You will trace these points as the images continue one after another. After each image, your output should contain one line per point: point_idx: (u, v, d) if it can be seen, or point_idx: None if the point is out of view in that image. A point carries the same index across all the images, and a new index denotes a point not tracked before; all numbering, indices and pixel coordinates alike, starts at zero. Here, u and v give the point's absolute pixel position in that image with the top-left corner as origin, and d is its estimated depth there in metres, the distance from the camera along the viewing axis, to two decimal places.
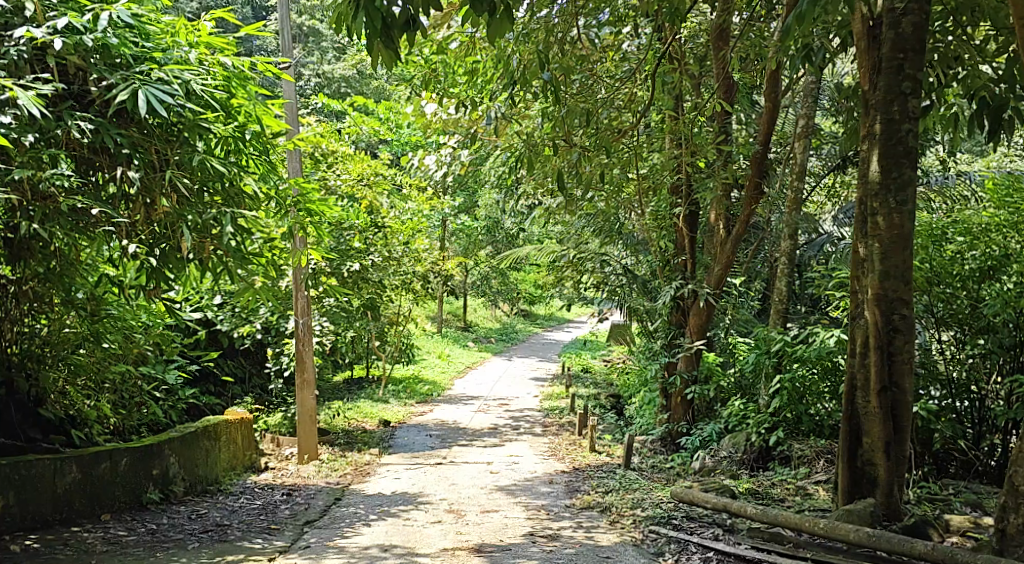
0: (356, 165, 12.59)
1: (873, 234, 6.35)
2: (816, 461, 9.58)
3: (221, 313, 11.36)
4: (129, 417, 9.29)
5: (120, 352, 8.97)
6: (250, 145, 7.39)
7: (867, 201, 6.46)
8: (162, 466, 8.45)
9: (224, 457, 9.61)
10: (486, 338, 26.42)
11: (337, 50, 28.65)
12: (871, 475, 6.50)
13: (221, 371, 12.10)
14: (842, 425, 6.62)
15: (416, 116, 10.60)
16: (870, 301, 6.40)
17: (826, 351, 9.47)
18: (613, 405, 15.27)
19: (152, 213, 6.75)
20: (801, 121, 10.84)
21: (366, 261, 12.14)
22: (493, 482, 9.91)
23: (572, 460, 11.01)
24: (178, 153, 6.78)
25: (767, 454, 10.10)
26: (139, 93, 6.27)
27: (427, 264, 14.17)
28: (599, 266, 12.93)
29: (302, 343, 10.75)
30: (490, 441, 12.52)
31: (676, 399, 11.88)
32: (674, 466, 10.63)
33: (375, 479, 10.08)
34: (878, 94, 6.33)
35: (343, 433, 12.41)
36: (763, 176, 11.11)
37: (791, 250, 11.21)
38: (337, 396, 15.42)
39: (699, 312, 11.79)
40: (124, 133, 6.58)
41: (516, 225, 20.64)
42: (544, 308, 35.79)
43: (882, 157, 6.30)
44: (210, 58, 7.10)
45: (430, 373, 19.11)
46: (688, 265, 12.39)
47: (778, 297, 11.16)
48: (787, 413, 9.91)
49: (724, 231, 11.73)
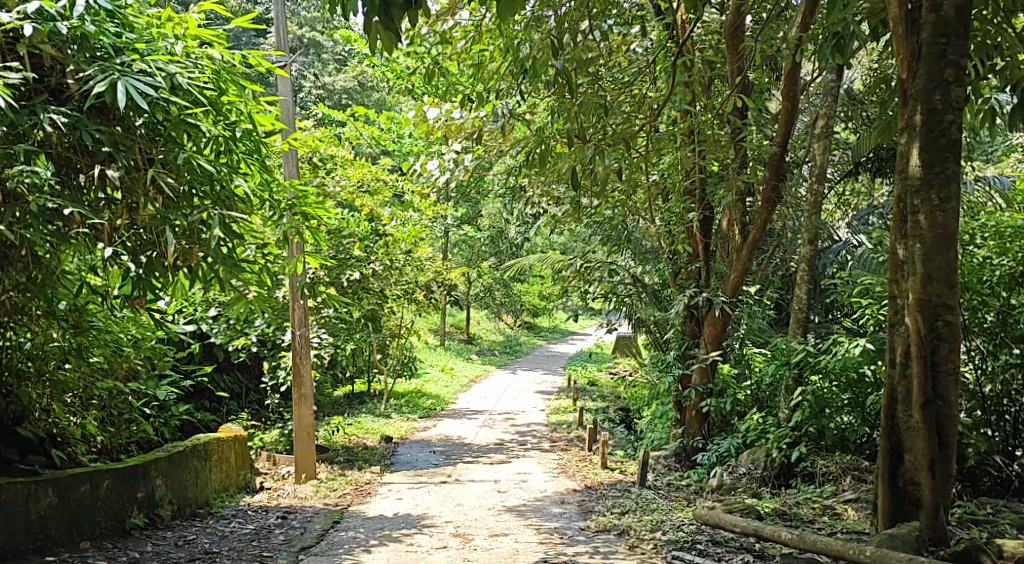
0: (356, 170, 12.07)
1: (914, 234, 5.87)
2: (843, 478, 9.10)
3: (215, 326, 10.78)
4: (118, 435, 8.91)
5: (108, 367, 8.63)
6: (240, 144, 6.79)
7: (907, 198, 5.97)
8: (148, 489, 7.95)
9: (216, 478, 9.12)
10: (490, 351, 25.94)
11: (338, 62, 28.29)
12: (914, 496, 5.97)
13: (216, 387, 11.66)
14: (880, 443, 6.10)
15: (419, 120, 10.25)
16: (911, 307, 5.92)
17: (852, 361, 8.99)
18: (623, 418, 14.77)
19: (135, 217, 6.35)
20: (821, 122, 10.24)
21: (367, 270, 11.70)
22: (501, 502, 9.40)
23: (583, 477, 10.52)
24: (160, 151, 6.30)
25: (788, 471, 9.67)
26: (118, 84, 5.81)
27: (430, 273, 13.71)
28: (608, 275, 12.33)
29: (299, 355, 10.25)
30: (497, 457, 12.01)
31: (691, 413, 11.38)
32: (690, 483, 10.12)
33: (376, 500, 9.57)
34: (917, 83, 5.85)
35: (344, 450, 11.91)
36: (782, 178, 10.53)
37: (811, 256, 10.77)
38: (338, 411, 14.95)
39: (714, 321, 11.27)
40: (104, 130, 6.11)
41: (521, 235, 20.17)
42: (548, 320, 35.34)
43: (923, 151, 5.82)
44: (197, 51, 6.64)
45: (433, 387, 18.63)
46: (702, 272, 11.97)
47: (797, 305, 10.61)
48: (809, 427, 9.48)
49: (739, 237, 11.22)
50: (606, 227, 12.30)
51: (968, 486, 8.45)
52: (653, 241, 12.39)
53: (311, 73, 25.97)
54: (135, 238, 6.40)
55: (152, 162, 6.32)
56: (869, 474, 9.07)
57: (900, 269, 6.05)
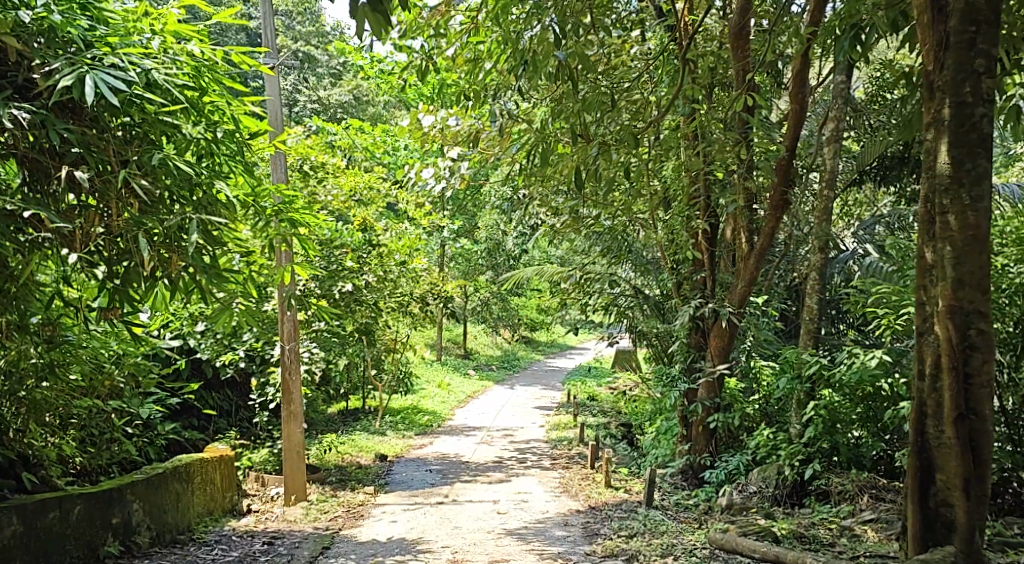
0: (349, 178, 11.69)
1: (943, 235, 5.45)
2: (859, 496, 8.68)
3: (202, 341, 10.40)
4: (98, 456, 8.66)
5: (88, 385, 8.35)
6: (222, 146, 6.31)
7: (934, 198, 5.56)
8: (123, 515, 7.51)
9: (200, 501, 8.69)
10: (487, 366, 25.49)
11: (333, 76, 27.97)
12: (948, 518, 5.54)
13: (204, 405, 11.25)
14: (909, 462, 5.67)
15: (414, 129, 10.07)
16: (940, 314, 5.50)
17: (867, 373, 8.58)
18: (625, 434, 14.32)
19: (109, 224, 5.88)
20: (831, 125, 9.79)
21: (360, 281, 11.26)
22: (501, 525, 8.98)
23: (586, 497, 10.07)
24: (134, 152, 5.89)
25: (802, 489, 9.27)
26: (86, 78, 5.44)
27: (425, 285, 13.29)
28: (608, 286, 12.05)
29: (288, 370, 9.82)
30: (495, 476, 11.57)
31: (697, 428, 10.95)
32: (698, 502, 9.68)
33: (369, 523, 9.13)
34: (944, 74, 5.44)
35: (336, 470, 11.46)
36: (791, 183, 10.11)
37: (823, 264, 10.12)
38: (331, 428, 14.50)
39: (721, 333, 10.81)
40: (73, 129, 5.72)
41: (517, 247, 19.78)
42: (546, 335, 34.85)
43: (953, 148, 5.40)
44: (176, 47, 6.21)
45: (430, 403, 18.16)
46: (707, 283, 11.54)
47: (807, 315, 10.11)
48: (822, 443, 9.08)
49: (746, 246, 10.77)
50: (606, 236, 11.92)
51: (990, 505, 8.04)
52: (657, 251, 11.98)
53: (306, 87, 25.68)
54: (107, 249, 5.92)
55: (126, 164, 5.90)
56: (887, 492, 8.65)
57: (929, 274, 5.62)
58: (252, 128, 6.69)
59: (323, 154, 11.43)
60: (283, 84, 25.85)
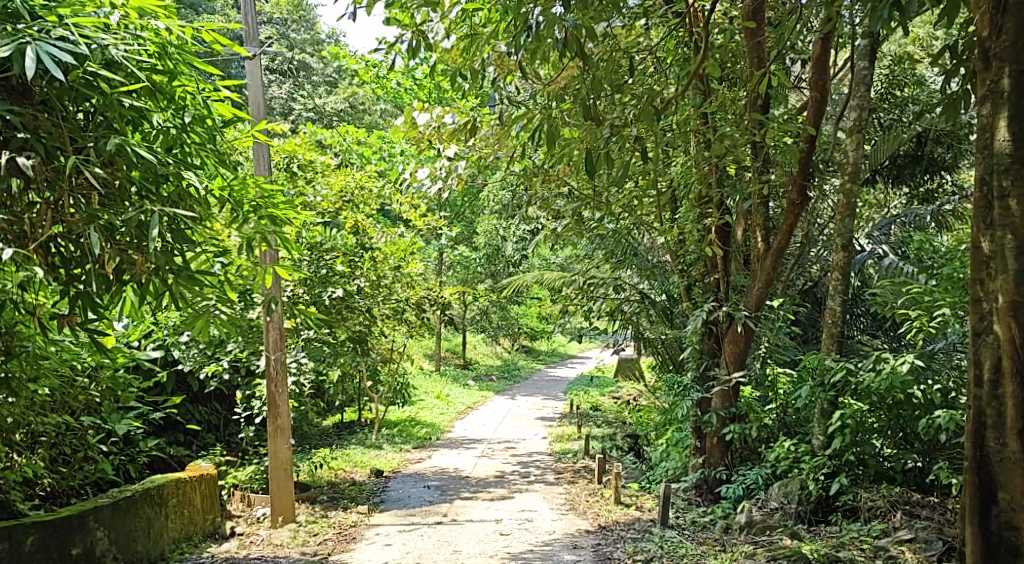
0: (338, 178, 10.97)
1: (1004, 222, 4.83)
2: (892, 513, 8.05)
3: (185, 351, 9.86)
4: (71, 476, 8.24)
5: (61, 401, 7.94)
6: (192, 131, 5.64)
7: (990, 180, 4.95)
8: (85, 544, 7.03)
9: (176, 525, 8.14)
10: (487, 376, 24.85)
11: (329, 85, 27.45)
12: (1011, 543, 4.88)
13: (189, 420, 10.62)
14: (967, 480, 5.02)
15: (407, 127, 9.49)
16: (1000, 311, 4.87)
17: (898, 380, 8.00)
18: (631, 446, 13.67)
19: (65, 221, 5.27)
20: (853, 114, 9.12)
21: (351, 287, 10.65)
22: (505, 548, 8.39)
23: (595, 516, 9.44)
24: (91, 138, 5.25)
25: (827, 505, 8.63)
26: (28, 51, 4.86)
27: (421, 291, 12.65)
28: (613, 292, 11.37)
29: (274, 382, 9.18)
30: (497, 492, 10.92)
31: (711, 440, 10.31)
32: (716, 520, 9.05)
33: (362, 546, 8.54)
34: (1002, 41, 4.83)
35: (329, 488, 10.81)
36: (810, 176, 9.43)
37: (846, 264, 9.37)
38: (325, 442, 13.87)
39: (736, 338, 10.17)
40: (18, 112, 5.11)
41: (517, 253, 19.16)
42: (546, 344, 34.22)
43: (1011, 125, 4.80)
44: (138, 23, 5.57)
45: (428, 415, 17.51)
46: (721, 285, 10.80)
47: (830, 319, 9.41)
48: (849, 456, 8.46)
49: (762, 244, 10.06)
50: (612, 239, 11.30)
51: None
52: (665, 253, 11.37)
53: (301, 95, 25.06)
54: (59, 250, 5.33)
55: (83, 152, 5.28)
56: (922, 508, 8.02)
57: (986, 265, 4.98)
58: (227, 114, 5.99)
59: (311, 152, 10.67)
60: (277, 92, 25.24)
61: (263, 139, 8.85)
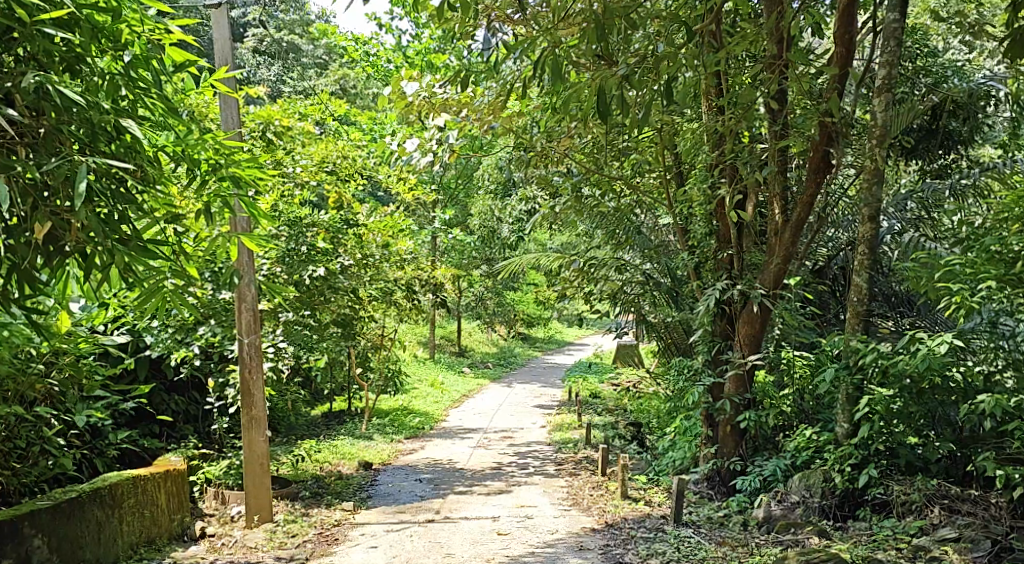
0: (320, 148, 10.20)
1: None
2: (929, 509, 7.35)
3: (152, 335, 9.08)
4: (25, 472, 7.49)
5: (13, 390, 7.18)
6: (134, 72, 4.85)
7: None
8: (21, 553, 6.41)
9: (134, 528, 7.45)
10: (482, 363, 24.14)
11: (317, 67, 26.63)
12: None
13: (162, 410, 9.86)
14: None
15: (394, 96, 8.64)
16: None
17: (937, 362, 7.27)
18: (634, 434, 12.94)
19: None
20: (882, 71, 8.34)
21: (333, 265, 9.86)
22: (500, 550, 7.65)
23: (601, 512, 8.72)
24: (8, 78, 4.50)
25: (855, 498, 7.91)
26: None
27: (411, 271, 11.88)
28: (616, 272, 10.38)
29: (249, 369, 8.43)
30: (495, 485, 10.19)
31: (724, 429, 9.57)
32: (732, 515, 8.35)
33: (345, 549, 7.80)
34: None
35: (314, 482, 10.07)
36: (833, 141, 8.63)
37: (871, 236, 8.60)
38: (312, 433, 13.11)
39: (751, 319, 9.40)
40: None
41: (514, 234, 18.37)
42: (544, 330, 33.51)
43: None
44: None
45: (422, 404, 16.77)
46: (734, 262, 9.87)
47: (855, 296, 8.62)
48: (879, 445, 7.74)
49: (779, 216, 9.27)
50: (615, 214, 10.53)
51: None
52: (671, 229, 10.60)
53: (291, 77, 24.19)
54: None
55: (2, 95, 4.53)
56: (962, 502, 7.30)
57: None
58: (176, 57, 5.20)
59: (289, 119, 9.83)
60: (266, 74, 24.38)
61: (234, 87, 8.20)
